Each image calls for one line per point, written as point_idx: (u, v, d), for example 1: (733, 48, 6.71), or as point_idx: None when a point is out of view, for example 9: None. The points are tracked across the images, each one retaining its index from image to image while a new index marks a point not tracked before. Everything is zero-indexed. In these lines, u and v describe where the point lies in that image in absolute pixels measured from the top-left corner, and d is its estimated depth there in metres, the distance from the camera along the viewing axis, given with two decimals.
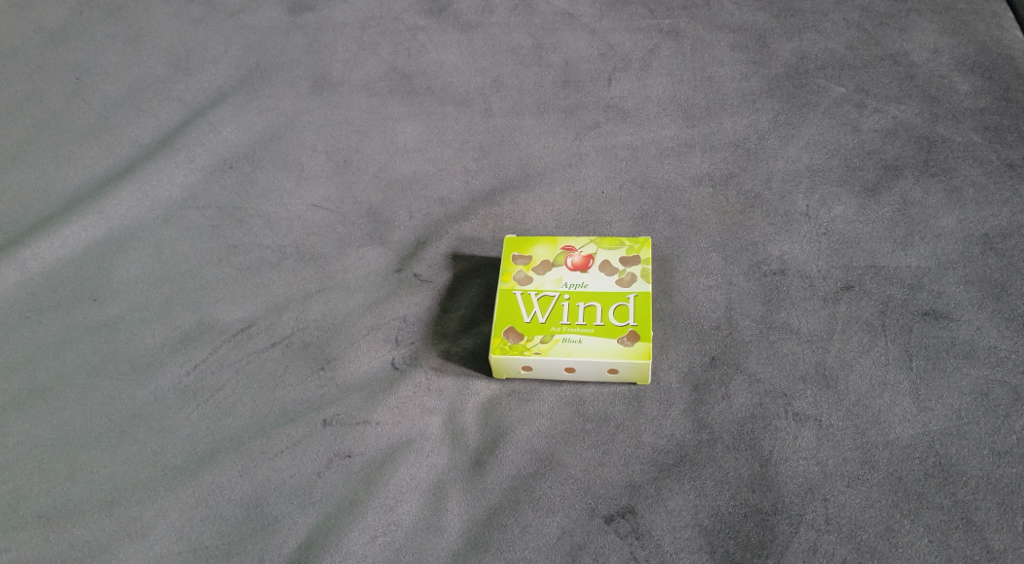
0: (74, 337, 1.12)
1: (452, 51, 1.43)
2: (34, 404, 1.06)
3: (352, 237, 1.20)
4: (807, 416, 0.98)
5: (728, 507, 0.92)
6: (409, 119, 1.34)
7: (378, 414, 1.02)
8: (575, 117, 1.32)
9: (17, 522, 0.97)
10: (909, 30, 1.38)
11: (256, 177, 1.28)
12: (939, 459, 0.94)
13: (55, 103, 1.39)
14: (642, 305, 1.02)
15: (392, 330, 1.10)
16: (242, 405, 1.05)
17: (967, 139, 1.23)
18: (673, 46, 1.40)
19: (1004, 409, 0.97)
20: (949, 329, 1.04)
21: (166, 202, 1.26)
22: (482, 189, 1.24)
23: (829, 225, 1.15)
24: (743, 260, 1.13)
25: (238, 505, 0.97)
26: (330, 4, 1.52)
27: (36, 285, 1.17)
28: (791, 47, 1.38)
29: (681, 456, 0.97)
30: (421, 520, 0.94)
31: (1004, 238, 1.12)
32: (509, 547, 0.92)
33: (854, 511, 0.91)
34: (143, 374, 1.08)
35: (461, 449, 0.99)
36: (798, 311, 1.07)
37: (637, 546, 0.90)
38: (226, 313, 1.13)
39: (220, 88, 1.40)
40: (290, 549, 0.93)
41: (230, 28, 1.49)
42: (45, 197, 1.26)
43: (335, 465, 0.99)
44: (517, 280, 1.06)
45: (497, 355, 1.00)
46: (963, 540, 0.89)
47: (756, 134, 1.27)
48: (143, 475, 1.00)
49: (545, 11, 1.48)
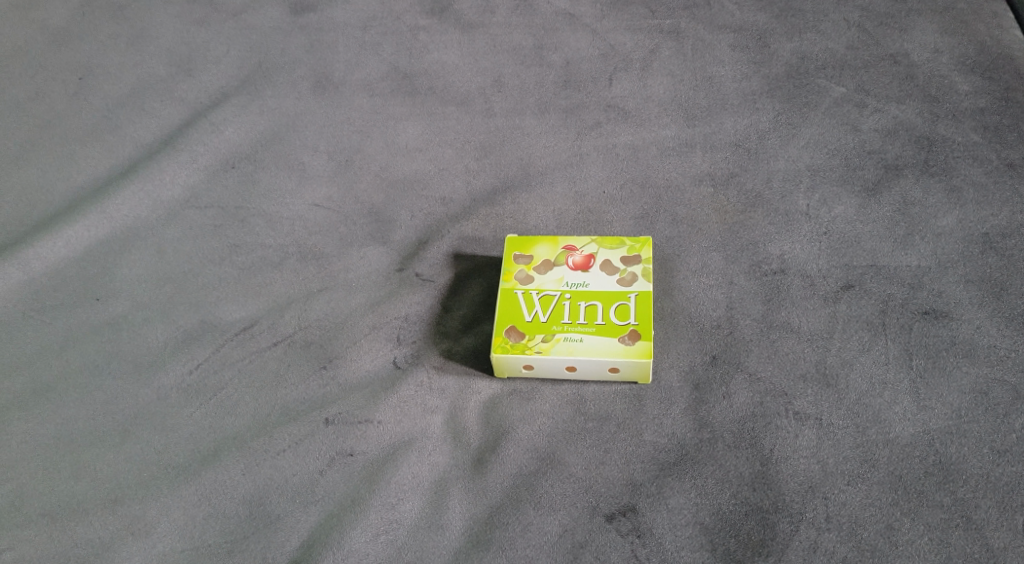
0: (77, 337, 1.12)
1: (453, 51, 1.43)
2: (37, 403, 1.06)
3: (354, 237, 1.21)
4: (807, 415, 0.99)
5: (729, 506, 0.93)
6: (410, 119, 1.34)
7: (380, 413, 1.02)
8: (576, 117, 1.32)
9: (21, 520, 0.98)
10: (909, 30, 1.39)
11: (258, 177, 1.29)
12: (939, 458, 0.94)
13: (57, 103, 1.39)
14: (643, 304, 1.02)
15: (393, 329, 1.10)
16: (244, 404, 1.05)
17: (967, 139, 1.23)
18: (673, 46, 1.41)
19: (1003, 408, 0.98)
20: (949, 328, 1.05)
21: (168, 202, 1.26)
22: (483, 189, 1.25)
23: (830, 225, 1.16)
24: (743, 259, 1.13)
25: (241, 503, 0.97)
26: (331, 4, 1.53)
27: (39, 284, 1.17)
28: (791, 47, 1.38)
29: (682, 455, 0.97)
30: (423, 518, 0.95)
31: (1004, 237, 1.12)
32: (510, 545, 0.92)
33: (855, 510, 0.91)
34: (146, 373, 1.09)
35: (463, 448, 1.00)
36: (798, 310, 1.08)
37: (638, 545, 0.91)
38: (228, 313, 1.14)
39: (222, 89, 1.41)
40: (292, 547, 0.94)
41: (232, 28, 1.50)
42: (48, 197, 1.26)
43: (337, 464, 0.99)
44: (518, 280, 1.06)
45: (498, 354, 1.00)
46: (963, 539, 0.89)
47: (756, 133, 1.27)
48: (146, 474, 1.00)
49: (546, 12, 1.48)
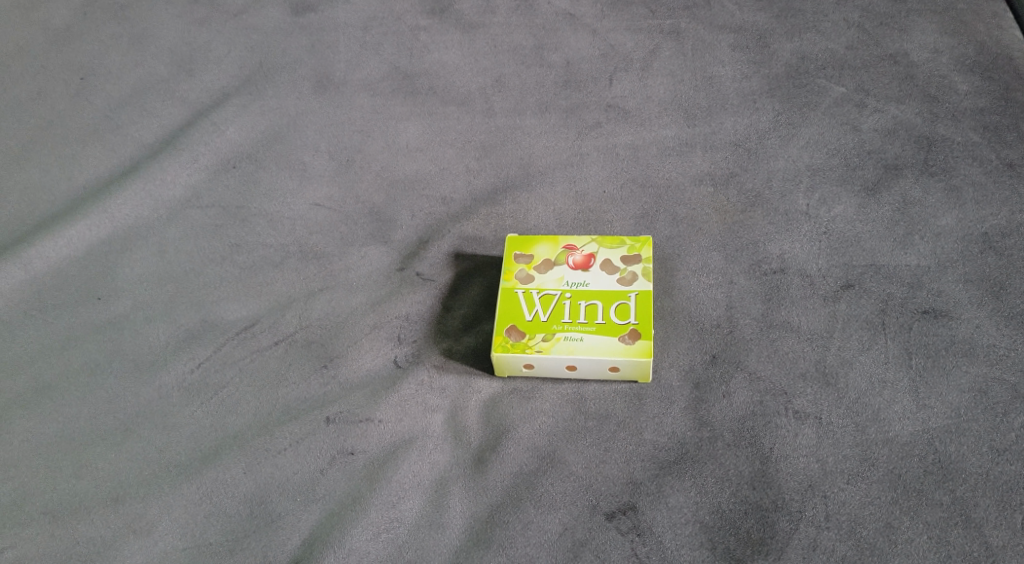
0: (79, 336, 1.13)
1: (454, 51, 1.44)
2: (39, 402, 1.07)
3: (355, 237, 1.21)
4: (807, 414, 0.99)
5: (728, 505, 0.93)
6: (411, 119, 1.35)
7: (381, 411, 1.03)
8: (576, 117, 1.33)
9: (23, 518, 0.98)
10: (909, 30, 1.39)
11: (259, 177, 1.29)
12: (938, 456, 0.95)
13: (59, 103, 1.40)
14: (643, 303, 1.02)
15: (394, 328, 1.11)
16: (245, 403, 1.05)
17: (967, 139, 1.23)
18: (673, 46, 1.41)
19: (1003, 407, 0.98)
20: (948, 328, 1.05)
21: (170, 202, 1.26)
22: (484, 188, 1.25)
23: (829, 225, 1.16)
24: (744, 259, 1.14)
25: (242, 502, 0.98)
26: (332, 4, 1.53)
27: (41, 284, 1.17)
28: (791, 47, 1.39)
29: (682, 454, 0.97)
30: (424, 517, 0.95)
31: (1004, 237, 1.13)
32: (511, 543, 0.92)
33: (854, 508, 0.92)
34: (147, 372, 1.09)
35: (463, 446, 1.00)
36: (798, 309, 1.08)
37: (638, 543, 0.91)
38: (229, 312, 1.14)
39: (223, 89, 1.41)
40: (294, 545, 0.94)
41: (233, 28, 1.50)
42: (50, 197, 1.27)
43: (338, 463, 0.99)
44: (519, 279, 1.07)
45: (499, 353, 1.00)
46: (962, 537, 0.89)
47: (756, 133, 1.28)
48: (147, 473, 1.01)
49: (546, 12, 1.49)
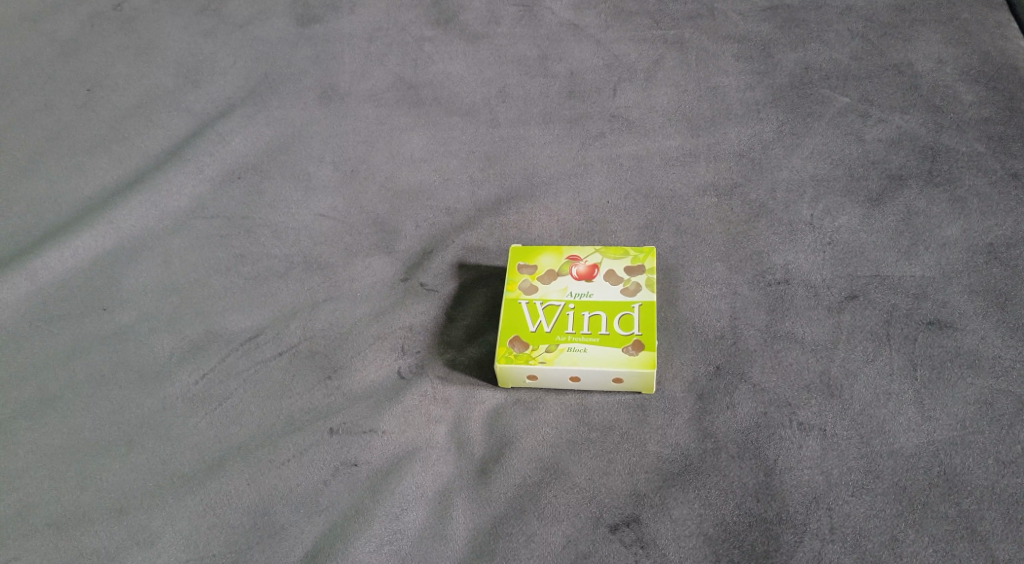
0: (84, 347, 1.13)
1: (459, 61, 1.44)
2: (43, 413, 1.07)
3: (360, 248, 1.21)
4: (811, 425, 0.99)
5: (732, 517, 0.93)
6: (416, 129, 1.35)
7: (384, 422, 1.03)
8: (581, 127, 1.33)
9: (26, 530, 0.98)
10: (913, 40, 1.39)
11: (264, 188, 1.30)
12: (944, 468, 0.94)
13: (65, 114, 1.41)
14: (647, 314, 1.02)
15: (399, 338, 1.11)
16: (250, 413, 1.06)
17: (971, 149, 1.23)
18: (678, 57, 1.41)
19: (1008, 419, 0.97)
20: (954, 339, 1.04)
21: (175, 213, 1.27)
22: (488, 199, 1.25)
23: (833, 235, 1.16)
24: (748, 270, 1.13)
25: (246, 513, 0.98)
26: (338, 15, 1.54)
27: (47, 294, 1.18)
28: (795, 57, 1.39)
29: (686, 465, 0.97)
30: (427, 528, 0.95)
31: (1009, 248, 1.12)
32: (514, 555, 0.92)
33: (859, 521, 0.91)
34: (152, 383, 1.09)
35: (466, 457, 1.00)
36: (803, 320, 1.08)
37: (641, 555, 0.91)
38: (234, 323, 1.14)
39: (229, 100, 1.42)
40: (297, 556, 0.94)
41: (240, 40, 1.51)
42: (56, 209, 1.28)
43: (341, 474, 0.99)
44: (522, 289, 1.07)
45: (502, 364, 1.01)
46: (968, 550, 0.89)
47: (760, 144, 1.28)
48: (151, 484, 1.01)
49: (550, 22, 1.49)
